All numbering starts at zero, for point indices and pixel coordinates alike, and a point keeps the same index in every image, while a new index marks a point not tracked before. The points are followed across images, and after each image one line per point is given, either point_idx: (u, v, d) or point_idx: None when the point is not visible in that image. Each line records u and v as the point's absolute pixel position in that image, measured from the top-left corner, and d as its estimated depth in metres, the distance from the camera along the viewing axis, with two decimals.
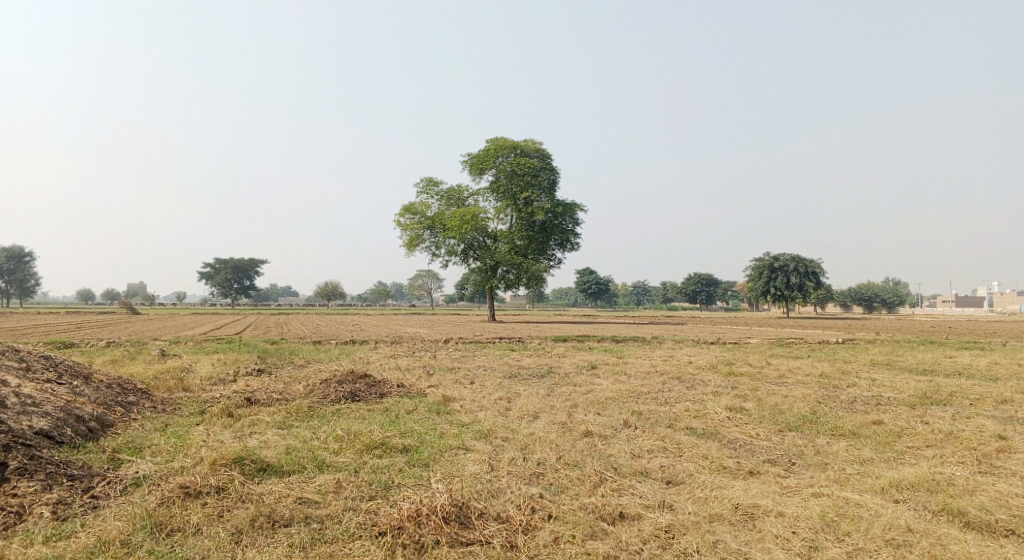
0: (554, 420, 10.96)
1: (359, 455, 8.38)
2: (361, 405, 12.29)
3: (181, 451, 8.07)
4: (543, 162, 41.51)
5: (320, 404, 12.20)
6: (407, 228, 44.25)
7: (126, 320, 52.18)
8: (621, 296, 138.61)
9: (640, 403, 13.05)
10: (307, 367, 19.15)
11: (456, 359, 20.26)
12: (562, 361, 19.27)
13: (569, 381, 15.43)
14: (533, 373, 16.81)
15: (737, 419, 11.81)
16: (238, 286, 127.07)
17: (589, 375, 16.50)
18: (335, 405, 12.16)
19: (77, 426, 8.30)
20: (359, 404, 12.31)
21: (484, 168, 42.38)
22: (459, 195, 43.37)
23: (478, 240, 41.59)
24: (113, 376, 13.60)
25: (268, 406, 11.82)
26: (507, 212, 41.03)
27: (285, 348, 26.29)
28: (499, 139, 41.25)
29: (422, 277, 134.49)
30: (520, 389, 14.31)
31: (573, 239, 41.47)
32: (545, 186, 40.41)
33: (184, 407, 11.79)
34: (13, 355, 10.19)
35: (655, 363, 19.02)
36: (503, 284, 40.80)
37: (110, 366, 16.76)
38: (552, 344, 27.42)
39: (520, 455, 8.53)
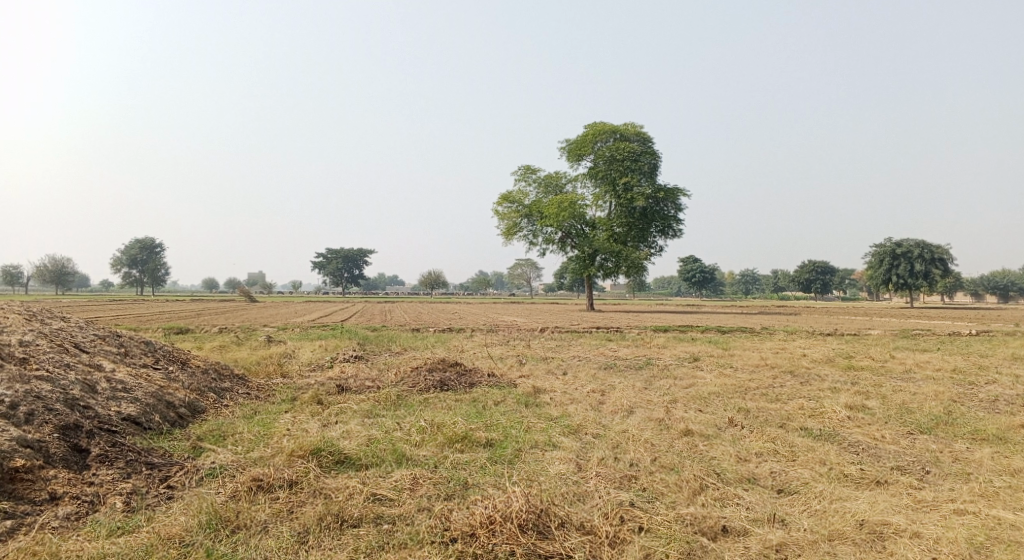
0: (651, 417, 10.17)
1: (440, 448, 7.96)
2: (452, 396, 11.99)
3: (262, 440, 7.92)
4: (644, 146, 40.14)
5: (408, 393, 12.00)
6: (505, 216, 44.10)
7: (243, 308, 55.05)
8: (727, 285, 133.68)
9: (746, 400, 12.02)
10: (403, 355, 19.12)
11: (552, 349, 19.70)
12: (662, 352, 18.29)
13: (669, 375, 14.53)
14: (630, 365, 15.99)
15: (858, 418, 10.59)
16: (348, 275, 131.97)
17: (691, 368, 15.51)
18: (424, 393, 11.91)
19: (167, 412, 8.33)
20: (448, 394, 12.01)
21: (582, 154, 41.52)
22: (557, 182, 42.73)
23: (576, 228, 40.84)
24: (214, 363, 13.94)
25: (357, 394, 11.68)
26: (606, 198, 40.01)
27: (383, 335, 26.63)
28: (596, 123, 41.13)
29: (523, 267, 134.75)
30: (616, 382, 13.55)
31: (676, 225, 39.87)
32: (646, 171, 39.04)
33: (277, 392, 11.87)
34: (114, 340, 10.47)
35: (764, 356, 17.72)
36: (602, 272, 39.86)
37: (216, 352, 17.33)
38: (653, 334, 26.38)
39: (611, 455, 7.86)
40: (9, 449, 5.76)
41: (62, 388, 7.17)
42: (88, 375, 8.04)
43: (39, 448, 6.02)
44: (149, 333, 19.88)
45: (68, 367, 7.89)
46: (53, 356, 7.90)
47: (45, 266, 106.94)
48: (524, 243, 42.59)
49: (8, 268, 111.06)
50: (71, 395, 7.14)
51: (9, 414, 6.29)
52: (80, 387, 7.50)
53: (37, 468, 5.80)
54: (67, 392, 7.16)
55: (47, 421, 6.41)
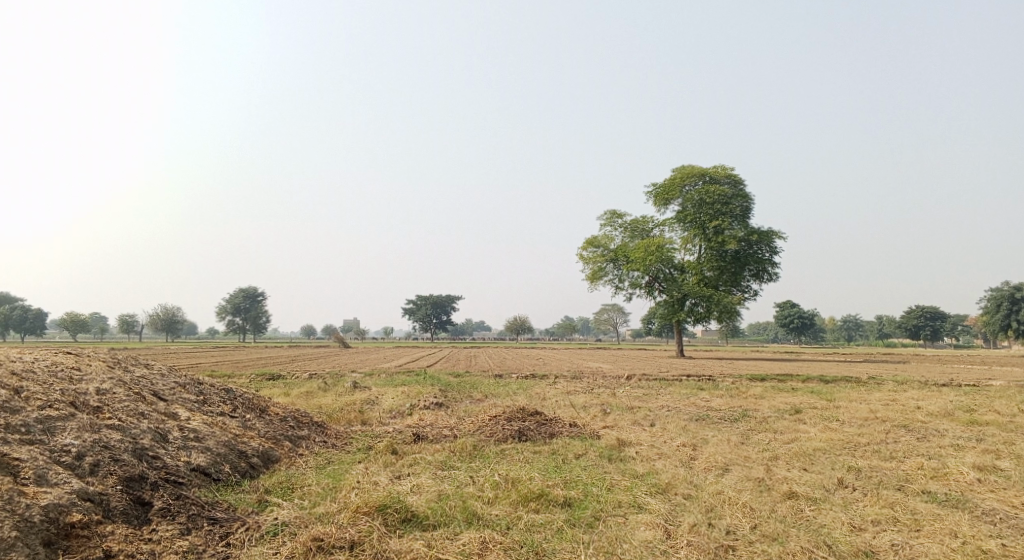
0: (748, 476, 9.24)
1: (515, 507, 7.39)
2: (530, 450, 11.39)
3: (331, 494, 7.55)
4: (735, 188, 38.89)
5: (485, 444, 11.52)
6: (590, 261, 43.54)
7: (335, 353, 56.41)
8: (826, 331, 127.27)
9: (856, 457, 10.84)
10: (485, 402, 18.66)
11: (638, 398, 18.78)
12: (759, 403, 17.06)
13: (767, 428, 13.41)
14: (723, 416, 14.92)
15: (992, 482, 9.28)
16: (437, 322, 133.84)
17: (791, 421, 14.28)
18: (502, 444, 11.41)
19: (237, 463, 8.13)
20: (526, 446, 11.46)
21: (668, 197, 40.73)
22: (643, 226, 41.94)
23: (663, 272, 39.76)
24: (294, 409, 13.90)
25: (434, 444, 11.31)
26: (695, 241, 38.86)
27: (465, 381, 26.35)
28: (682, 167, 40.35)
29: (610, 313, 133.04)
30: (708, 435, 12.58)
31: (770, 268, 38.15)
32: (737, 214, 37.74)
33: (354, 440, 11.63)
34: (195, 387, 10.49)
35: (873, 408, 16.22)
36: (692, 317, 38.50)
37: (301, 398, 17.38)
38: (748, 383, 24.94)
39: (704, 521, 7.05)
40: (67, 503, 5.73)
41: (133, 437, 7.12)
42: (161, 424, 7.99)
43: (100, 502, 5.96)
44: (239, 380, 20.27)
45: (142, 415, 7.86)
46: (127, 404, 7.89)
47: (158, 314, 113.85)
48: (609, 288, 41.82)
49: (125, 316, 118.88)
50: (141, 445, 7.06)
51: (75, 465, 6.24)
52: (151, 436, 7.44)
53: (94, 524, 5.74)
54: (136, 441, 7.09)
55: (111, 472, 6.32)
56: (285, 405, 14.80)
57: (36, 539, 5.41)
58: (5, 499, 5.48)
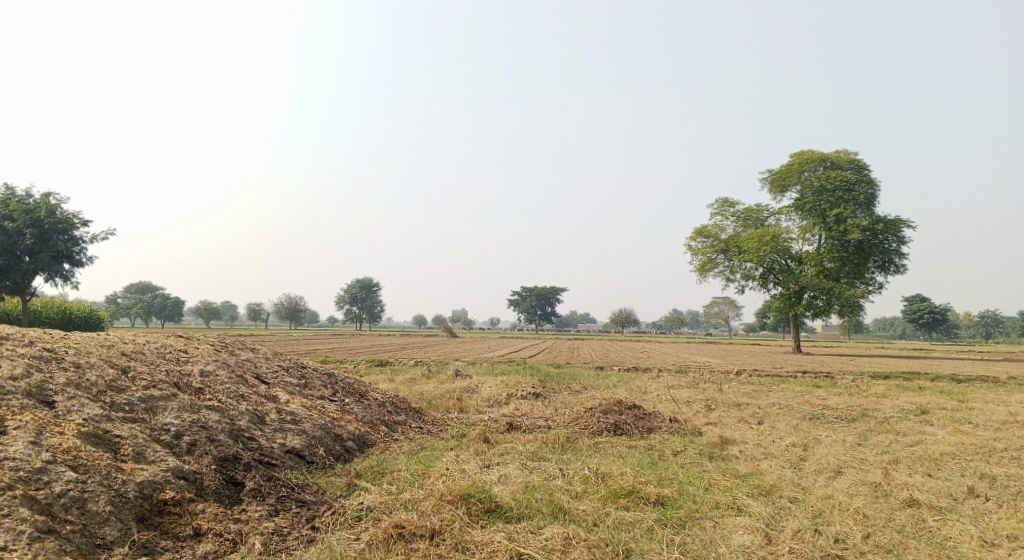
0: (863, 480, 8.50)
1: (603, 503, 7.09)
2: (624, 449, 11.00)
3: (419, 479, 7.52)
4: (859, 175, 36.43)
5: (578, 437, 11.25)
6: (699, 252, 42.14)
7: (442, 342, 57.62)
8: (961, 327, 117.76)
9: (992, 464, 9.76)
10: (584, 394, 18.36)
11: (747, 394, 17.89)
12: (881, 402, 15.83)
13: (888, 429, 12.37)
14: (839, 416, 13.91)
15: None
16: (543, 314, 134.31)
17: (917, 423, 13.13)
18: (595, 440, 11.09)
19: (331, 446, 8.27)
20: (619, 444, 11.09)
21: (787, 185, 38.75)
22: (757, 215, 40.09)
23: (779, 264, 37.86)
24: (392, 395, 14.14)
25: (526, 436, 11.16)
26: (814, 231, 36.74)
27: (567, 372, 26.11)
28: (802, 152, 38.24)
29: (720, 305, 128.86)
30: (821, 435, 11.75)
31: (898, 260, 35.51)
32: (861, 202, 35.36)
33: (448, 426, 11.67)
34: (297, 371, 10.79)
35: (1014, 411, 14.66)
36: (810, 311, 36.47)
37: (403, 385, 17.73)
38: (870, 381, 23.31)
39: (810, 527, 6.49)
40: (161, 480, 6.04)
41: (231, 418, 7.40)
42: (260, 405, 8.26)
43: (194, 480, 6.25)
44: (346, 366, 20.93)
45: (242, 397, 8.16)
46: (229, 386, 8.20)
47: (281, 303, 120.53)
48: (719, 280, 40.33)
49: (252, 305, 126.57)
50: (237, 426, 7.32)
51: (173, 443, 6.57)
52: (249, 417, 7.71)
53: (186, 502, 6.02)
54: (234, 422, 7.36)
55: (206, 452, 6.61)
56: (387, 391, 15.08)
57: (129, 514, 5.70)
58: (103, 475, 5.81)
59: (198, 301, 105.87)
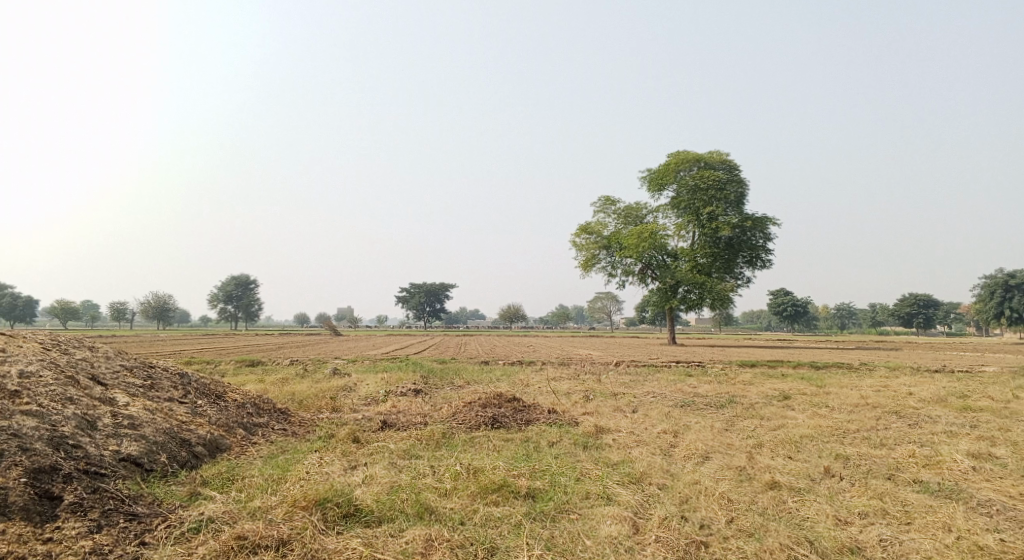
0: (729, 464, 8.68)
1: (472, 500, 6.81)
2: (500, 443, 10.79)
3: (273, 485, 6.93)
4: (730, 174, 38.26)
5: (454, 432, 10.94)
6: (583, 248, 42.96)
7: (324, 341, 55.74)
8: (819, 319, 127.07)
9: (845, 445, 10.27)
10: (465, 389, 18.07)
11: (624, 385, 18.20)
12: (748, 388, 16.54)
13: (753, 415, 12.86)
14: (709, 403, 14.36)
15: (987, 470, 8.73)
16: (430, 311, 133.29)
17: (779, 407, 13.76)
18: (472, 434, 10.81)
19: (176, 452, 7.51)
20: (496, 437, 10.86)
21: (663, 183, 40.15)
22: (637, 212, 41.31)
23: (656, 259, 39.18)
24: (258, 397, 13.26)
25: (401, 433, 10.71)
26: (689, 228, 38.27)
27: (450, 368, 25.77)
28: (677, 152, 39.70)
29: (603, 300, 132.61)
30: (692, 421, 12.03)
31: (764, 255, 37.62)
32: (731, 200, 37.16)
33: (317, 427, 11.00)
34: (143, 371, 9.81)
35: (864, 394, 15.69)
36: (684, 305, 37.97)
37: (274, 385, 16.74)
38: (738, 370, 24.46)
39: (676, 514, 6.47)
40: None
41: (52, 423, 6.54)
42: (92, 409, 7.37)
43: None
44: (212, 367, 19.57)
45: (70, 400, 7.25)
46: (54, 389, 7.27)
47: (150, 303, 112.93)
48: (602, 275, 41.27)
49: (117, 304, 117.79)
50: (60, 432, 6.48)
51: None
52: (76, 422, 6.86)
53: None
54: (56, 428, 6.51)
55: (16, 464, 5.79)
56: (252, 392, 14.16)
57: None
58: None
59: (54, 300, 97.30)
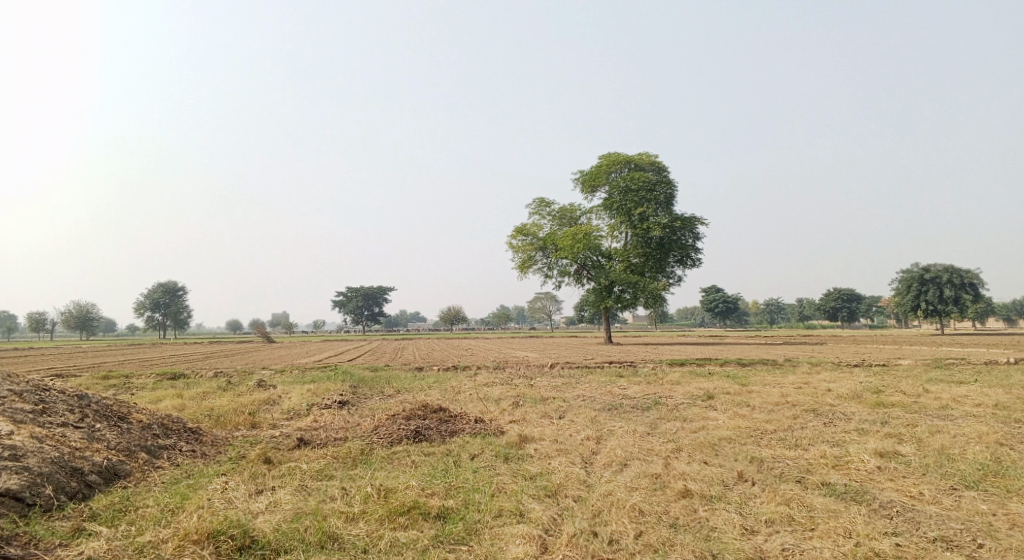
0: (645, 472, 8.72)
1: (379, 524, 6.61)
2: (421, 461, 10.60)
3: (168, 516, 6.59)
4: (660, 176, 38.98)
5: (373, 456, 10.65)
6: (520, 250, 42.98)
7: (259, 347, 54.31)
8: (750, 315, 130.86)
9: (761, 446, 10.47)
10: (394, 398, 17.70)
11: (555, 388, 18.17)
12: (674, 390, 16.72)
13: (677, 419, 13.04)
14: (635, 405, 14.49)
15: (890, 469, 9.03)
16: (369, 315, 131.48)
17: (702, 408, 13.95)
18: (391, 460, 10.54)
19: (64, 482, 7.06)
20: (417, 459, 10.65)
21: (596, 185, 40.48)
22: (572, 214, 41.58)
23: (591, 260, 39.55)
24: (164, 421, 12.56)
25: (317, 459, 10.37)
26: (621, 229, 38.79)
27: (382, 376, 25.28)
28: (608, 154, 40.15)
29: (543, 302, 133.31)
30: (615, 426, 12.06)
31: (694, 254, 38.49)
32: (660, 201, 37.85)
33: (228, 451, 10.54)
34: (35, 395, 9.19)
35: (784, 392, 16.09)
36: (619, 304, 38.45)
37: (192, 401, 16.00)
38: (668, 369, 24.84)
39: (586, 529, 6.44)
40: None
41: None
42: None
43: None
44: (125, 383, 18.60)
45: None
46: None
47: (75, 311, 107.92)
48: (539, 277, 41.42)
49: (38, 314, 112.09)
50: None
51: None
52: None
53: None
54: None
55: None
56: (165, 409, 13.53)
57: None
58: None
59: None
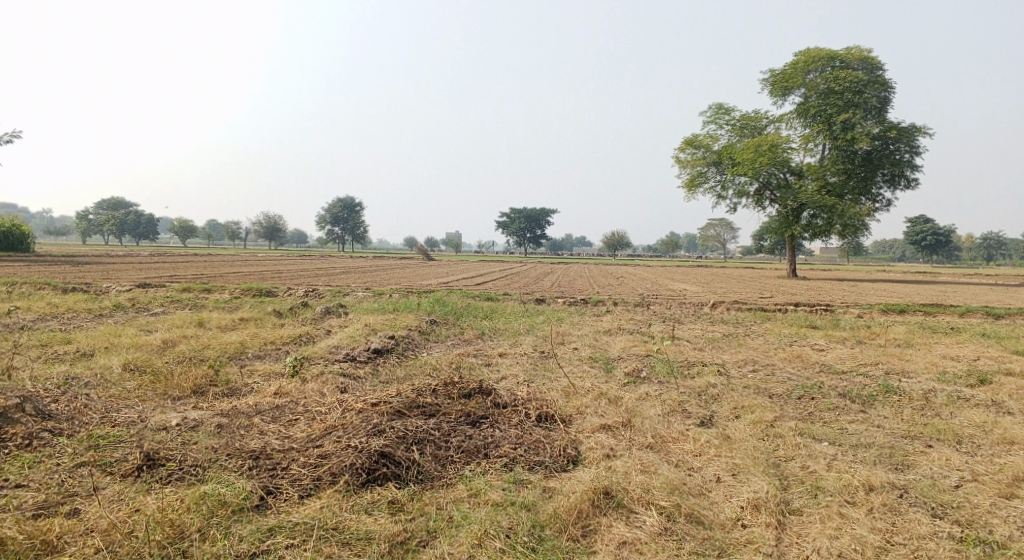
0: None
1: None
2: (353, 551, 4.93)
3: None
4: (871, 75, 28.70)
5: (263, 521, 5.14)
6: (688, 164, 35.05)
7: (403, 266, 51.13)
8: (963, 247, 111.31)
9: None
10: (462, 349, 12.05)
11: (706, 351, 11.57)
12: (917, 385, 9.52)
13: (943, 463, 6.24)
14: (848, 421, 7.67)
15: None
16: (532, 236, 127.51)
17: (1000, 454, 6.86)
18: (288, 541, 4.97)
19: None
20: (346, 541, 5.00)
21: (788, 87, 30.96)
22: (755, 122, 32.63)
23: (776, 178, 30.88)
24: (34, 391, 7.80)
25: (139, 524, 5.03)
26: (817, 140, 29.44)
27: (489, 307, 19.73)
28: (806, 50, 30.29)
29: (715, 227, 121.68)
30: (808, 497, 5.54)
31: (912, 172, 28.71)
32: (875, 104, 27.78)
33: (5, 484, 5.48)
34: None
35: None
36: (807, 232, 29.84)
37: (174, 349, 11.37)
38: (885, 319, 16.96)
39: None
40: None
41: None
42: None
43: None
44: (142, 320, 14.56)
45: None
46: None
47: (259, 222, 113.56)
48: (709, 198, 33.53)
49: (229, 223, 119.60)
50: None
51: None
52: None
53: None
54: None
55: None
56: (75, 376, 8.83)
57: None
58: None
59: (171, 219, 99.24)
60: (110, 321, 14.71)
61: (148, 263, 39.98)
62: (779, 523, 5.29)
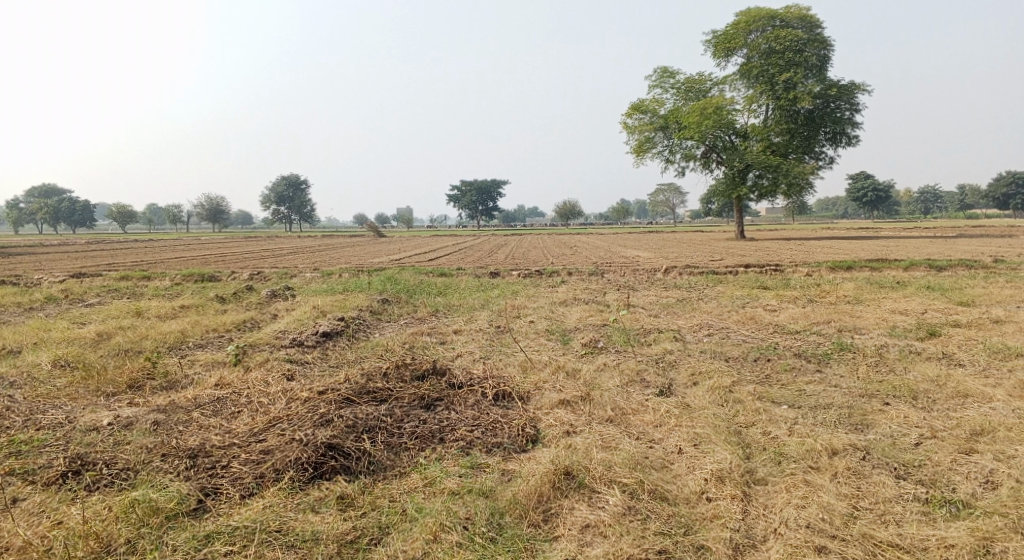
0: None
1: None
2: (301, 554, 4.64)
3: None
4: (810, 34, 28.91)
5: (200, 527, 4.81)
6: (636, 130, 34.93)
7: (354, 243, 50.06)
8: (902, 204, 114.77)
9: None
10: (415, 327, 11.71)
11: (662, 318, 11.46)
12: (870, 342, 9.57)
13: (903, 421, 6.22)
14: (806, 383, 7.62)
15: None
16: (484, 208, 126.73)
17: (957, 408, 6.89)
18: (227, 548, 4.65)
19: None
20: (292, 543, 4.70)
21: (731, 49, 30.98)
22: (700, 85, 32.63)
23: (722, 140, 31.00)
24: None
25: (62, 541, 4.63)
26: (760, 101, 29.58)
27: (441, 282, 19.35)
28: (747, 11, 30.29)
29: (665, 193, 122.78)
30: (772, 466, 5.44)
31: (852, 130, 29.18)
32: (815, 64, 28.02)
33: None
34: None
35: None
36: (754, 193, 30.11)
37: (109, 342, 10.74)
38: (833, 276, 17.17)
39: None
40: None
41: None
42: None
43: None
44: (74, 312, 13.77)
45: None
46: None
47: (202, 204, 110.02)
48: (658, 163, 33.54)
49: (170, 206, 115.63)
50: None
51: None
52: None
53: None
54: None
55: None
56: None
57: None
58: None
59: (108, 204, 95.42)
60: (39, 314, 13.88)
61: (83, 251, 38.22)
62: (745, 495, 5.18)
